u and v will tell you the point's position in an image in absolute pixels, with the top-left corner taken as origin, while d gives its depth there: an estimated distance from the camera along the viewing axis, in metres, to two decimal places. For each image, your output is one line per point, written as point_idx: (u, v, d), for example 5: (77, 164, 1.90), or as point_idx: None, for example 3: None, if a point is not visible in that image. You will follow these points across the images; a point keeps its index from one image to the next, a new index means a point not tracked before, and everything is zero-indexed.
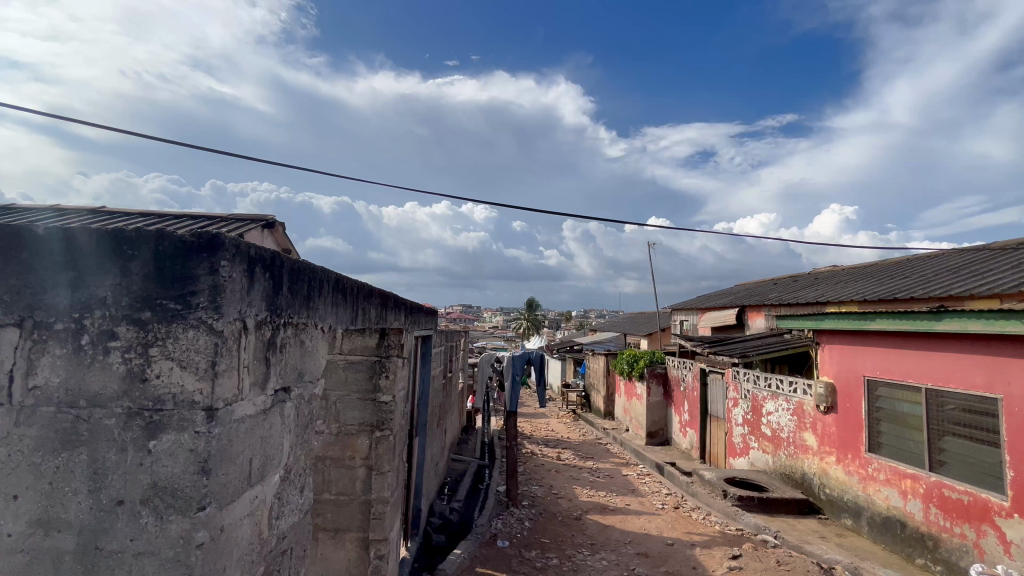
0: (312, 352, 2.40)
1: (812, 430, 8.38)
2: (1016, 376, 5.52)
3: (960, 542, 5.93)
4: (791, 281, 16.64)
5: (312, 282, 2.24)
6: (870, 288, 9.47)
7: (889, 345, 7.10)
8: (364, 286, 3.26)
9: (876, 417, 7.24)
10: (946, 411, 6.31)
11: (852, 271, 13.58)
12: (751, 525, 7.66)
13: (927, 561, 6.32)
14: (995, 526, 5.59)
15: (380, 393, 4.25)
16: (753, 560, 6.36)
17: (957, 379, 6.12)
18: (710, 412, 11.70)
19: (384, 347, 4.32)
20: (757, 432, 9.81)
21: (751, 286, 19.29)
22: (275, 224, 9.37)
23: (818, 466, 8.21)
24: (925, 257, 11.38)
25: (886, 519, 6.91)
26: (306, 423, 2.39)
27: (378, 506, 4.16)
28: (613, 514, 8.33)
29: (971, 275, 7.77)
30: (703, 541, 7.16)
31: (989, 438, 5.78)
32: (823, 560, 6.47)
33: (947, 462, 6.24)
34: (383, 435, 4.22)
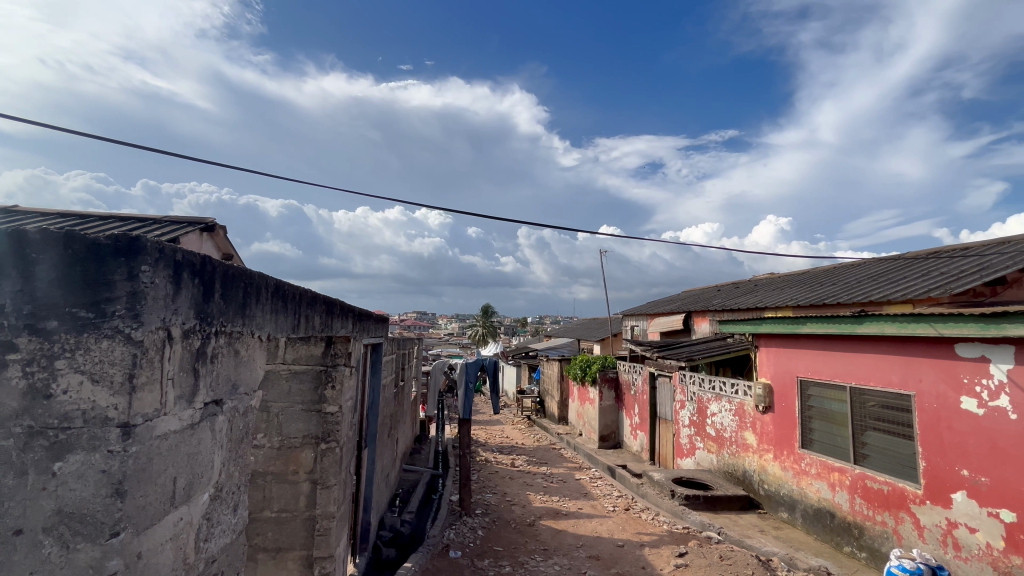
0: (248, 361, 2.27)
1: (752, 429, 8.83)
2: (925, 374, 6.05)
3: (882, 529, 6.41)
4: (733, 287, 17.60)
5: (248, 288, 2.12)
6: (803, 294, 10.18)
7: (819, 347, 7.60)
8: (306, 292, 3.13)
9: (808, 415, 7.73)
10: (868, 407, 6.83)
11: (787, 278, 14.52)
12: (697, 523, 7.94)
13: (853, 548, 6.77)
14: (911, 513, 6.09)
15: (326, 403, 4.09)
16: (697, 556, 6.59)
17: (878, 378, 6.63)
18: (659, 414, 12.09)
19: (330, 356, 4.13)
20: (702, 432, 10.23)
21: (697, 292, 20.21)
22: (215, 227, 8.89)
23: (758, 463, 8.66)
24: (849, 265, 12.38)
25: (817, 510, 7.37)
26: (240, 437, 2.25)
27: (324, 522, 3.97)
28: (566, 518, 8.40)
29: (889, 281, 8.51)
30: (652, 541, 7.36)
31: (905, 432, 6.29)
32: (762, 553, 6.80)
33: (869, 455, 6.75)
34: (328, 448, 4.05)
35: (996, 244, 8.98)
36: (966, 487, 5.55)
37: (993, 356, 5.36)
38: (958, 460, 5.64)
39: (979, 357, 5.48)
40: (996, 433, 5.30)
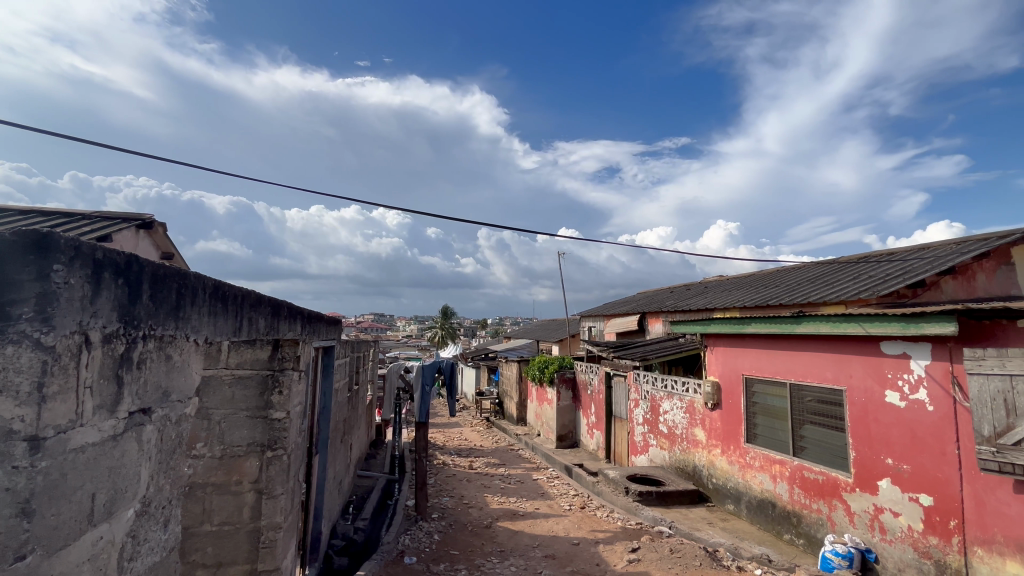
0: (181, 367, 2.13)
1: (702, 425, 9.18)
2: (855, 369, 6.49)
3: (817, 516, 6.82)
4: (685, 289, 18.28)
5: (182, 289, 2.00)
6: (748, 296, 10.71)
7: (762, 347, 7.99)
8: (249, 293, 2.99)
9: (752, 410, 8.12)
10: (805, 402, 7.25)
11: (735, 281, 15.24)
12: (649, 518, 8.17)
13: (792, 536, 7.17)
14: (842, 500, 6.51)
15: (272, 409, 3.92)
16: (649, 551, 6.77)
17: (814, 375, 7.06)
18: (614, 413, 12.37)
19: (278, 360, 3.96)
20: (655, 430, 10.54)
21: (651, 294, 20.85)
22: (153, 224, 8.34)
23: (706, 458, 9.02)
24: (790, 269, 13.14)
25: (760, 501, 7.76)
26: (172, 449, 2.12)
27: (269, 534, 3.81)
28: (523, 519, 8.44)
29: (825, 284, 9.09)
30: (606, 538, 7.51)
31: (838, 424, 6.73)
32: (709, 544, 7.09)
33: (806, 447, 7.16)
34: (275, 456, 3.89)
35: (917, 250, 9.78)
36: (890, 475, 5.99)
37: (913, 353, 5.81)
38: (883, 450, 6.08)
39: (902, 354, 5.93)
40: (916, 424, 5.75)
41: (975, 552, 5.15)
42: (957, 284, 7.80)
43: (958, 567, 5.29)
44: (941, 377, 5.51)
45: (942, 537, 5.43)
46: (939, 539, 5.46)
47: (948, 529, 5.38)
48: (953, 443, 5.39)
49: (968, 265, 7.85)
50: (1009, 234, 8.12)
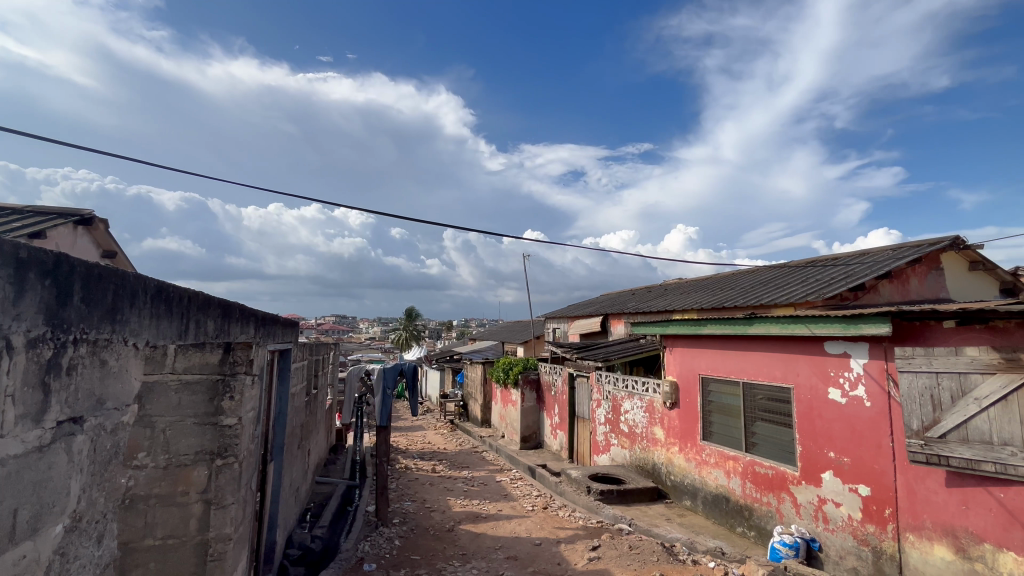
0: (118, 374, 2.02)
1: (661, 424, 9.43)
2: (802, 368, 6.83)
3: (767, 509, 7.14)
4: (646, 291, 18.75)
5: (120, 291, 1.89)
6: (706, 298, 11.10)
7: (717, 347, 8.30)
8: (197, 294, 2.87)
9: (708, 409, 8.42)
10: (756, 400, 7.58)
11: (694, 283, 15.76)
12: (610, 516, 8.32)
13: (744, 528, 7.47)
14: (790, 493, 6.84)
15: (222, 415, 3.75)
16: (609, 548, 6.90)
17: (765, 373, 7.39)
18: (577, 413, 12.53)
19: (229, 364, 3.80)
20: (616, 429, 10.75)
21: (614, 296, 21.28)
22: (93, 220, 7.85)
23: (665, 455, 9.27)
24: (744, 272, 13.70)
25: (715, 496, 8.05)
26: (108, 460, 2.00)
27: (218, 546, 3.64)
28: (486, 521, 8.43)
29: (776, 287, 9.53)
30: (568, 537, 7.60)
31: (786, 421, 7.07)
32: (667, 539, 7.30)
33: (757, 443, 7.49)
34: (225, 463, 3.73)
35: (858, 256, 10.41)
36: (832, 468, 6.34)
37: (853, 352, 6.18)
38: (826, 444, 6.43)
39: (843, 353, 6.29)
40: (855, 419, 6.12)
41: (906, 537, 5.52)
42: (893, 287, 8.35)
43: (892, 552, 5.66)
44: (877, 374, 5.89)
45: (878, 524, 5.79)
46: (875, 527, 5.82)
47: (883, 517, 5.74)
48: (888, 436, 5.76)
49: (902, 270, 8.43)
50: (938, 241, 8.75)
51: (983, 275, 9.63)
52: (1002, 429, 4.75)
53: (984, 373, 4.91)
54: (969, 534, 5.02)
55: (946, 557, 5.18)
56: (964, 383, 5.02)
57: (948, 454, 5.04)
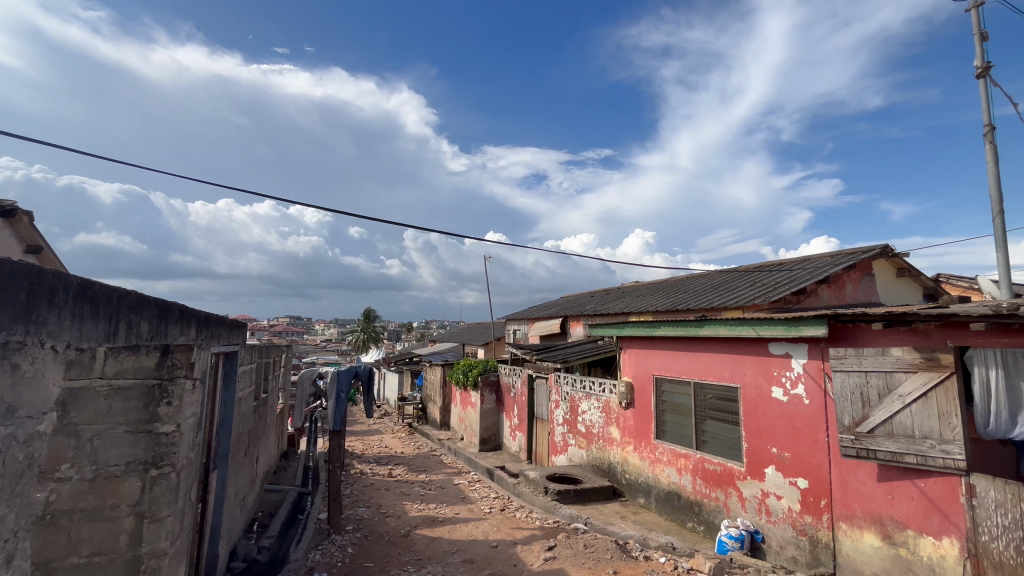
0: (33, 379, 1.87)
1: (616, 424, 9.64)
2: (748, 368, 7.16)
3: (715, 504, 7.43)
4: (605, 293, 19.15)
5: (36, 289, 1.76)
6: (661, 300, 11.46)
7: (670, 348, 8.56)
8: (128, 294, 2.68)
9: (661, 408, 8.68)
10: (706, 399, 7.88)
11: (650, 286, 16.24)
12: (566, 516, 8.43)
13: (694, 523, 7.74)
14: (736, 488, 7.15)
15: (158, 423, 3.53)
16: (564, 548, 6.98)
17: (714, 373, 7.69)
18: (536, 414, 12.62)
19: (167, 367, 3.57)
20: (574, 430, 10.91)
21: (573, 298, 21.61)
22: (14, 212, 7.22)
23: (621, 454, 9.48)
24: (697, 276, 14.24)
25: (667, 492, 8.30)
26: (21, 472, 1.86)
27: (152, 562, 3.43)
28: (442, 525, 8.34)
29: (726, 291, 9.96)
30: (524, 538, 7.64)
31: (733, 418, 7.38)
32: (620, 537, 7.46)
33: (707, 441, 7.78)
34: (161, 474, 3.52)
35: (800, 261, 11.03)
36: (774, 462, 6.67)
37: (794, 353, 6.53)
38: (769, 440, 6.77)
39: (785, 354, 6.64)
40: (795, 416, 6.46)
41: (840, 526, 5.88)
42: (831, 292, 8.90)
43: (827, 541, 6.01)
44: (815, 373, 6.25)
45: (815, 515, 6.14)
46: (812, 517, 6.16)
47: (820, 508, 6.09)
48: (824, 431, 6.12)
49: (839, 276, 8.99)
50: (871, 249, 9.41)
51: (910, 281, 10.42)
52: (923, 423, 5.16)
53: (908, 371, 5.31)
54: (895, 521, 5.40)
55: (875, 544, 5.55)
56: (891, 381, 5.42)
57: (877, 448, 5.42)
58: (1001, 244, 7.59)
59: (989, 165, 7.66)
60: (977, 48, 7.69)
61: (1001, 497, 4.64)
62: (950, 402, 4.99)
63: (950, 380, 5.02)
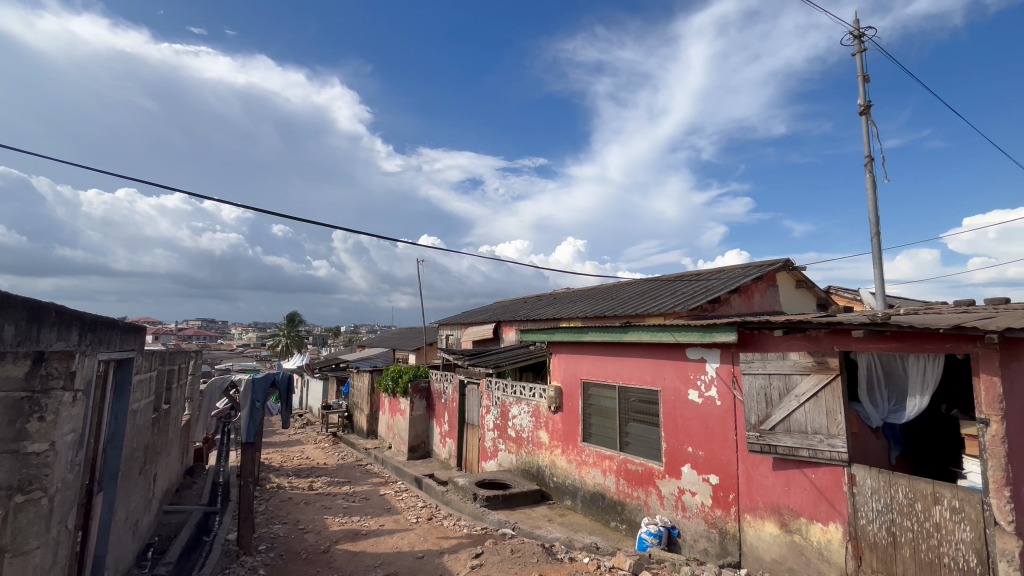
0: None
1: (545, 428, 9.80)
2: (667, 372, 7.56)
3: (637, 502, 7.76)
4: (537, 299, 19.49)
5: None
6: (590, 307, 11.87)
7: (597, 353, 8.84)
8: None
9: (588, 412, 8.94)
10: (629, 402, 8.22)
11: (580, 293, 16.75)
12: (494, 522, 8.40)
13: (617, 523, 8.04)
14: (656, 486, 7.51)
15: (27, 441, 3.05)
16: (491, 554, 6.94)
17: (637, 377, 8.05)
18: (467, 421, 12.52)
19: (40, 379, 3.10)
20: (504, 435, 10.94)
21: (506, 303, 21.77)
22: None
23: (549, 458, 9.65)
24: (623, 284, 14.88)
25: (592, 493, 8.55)
26: None
27: None
28: (365, 538, 8.00)
29: (650, 298, 10.50)
30: (451, 547, 7.52)
31: (654, 420, 7.76)
32: (547, 540, 7.57)
33: (629, 442, 8.12)
34: (29, 500, 3.06)
35: (715, 272, 11.91)
36: (689, 461, 7.09)
37: (708, 357, 6.99)
38: (685, 440, 7.19)
39: (700, 358, 7.09)
40: (709, 416, 6.91)
41: (745, 518, 6.36)
42: (741, 301, 9.68)
43: (733, 532, 6.48)
44: (726, 376, 6.73)
45: (724, 508, 6.60)
46: (722, 510, 6.62)
47: (728, 502, 6.55)
48: (733, 430, 6.60)
49: (748, 286, 9.79)
50: (774, 262, 10.37)
51: (806, 292, 11.59)
52: (814, 420, 5.73)
53: (803, 373, 5.88)
54: (790, 511, 5.92)
55: (773, 532, 6.06)
56: (789, 383, 5.96)
57: (776, 443, 5.98)
58: (878, 261, 8.65)
59: (869, 191, 8.73)
60: (860, 88, 8.76)
61: (875, 484, 5.25)
62: (836, 401, 5.59)
63: (836, 380, 5.62)
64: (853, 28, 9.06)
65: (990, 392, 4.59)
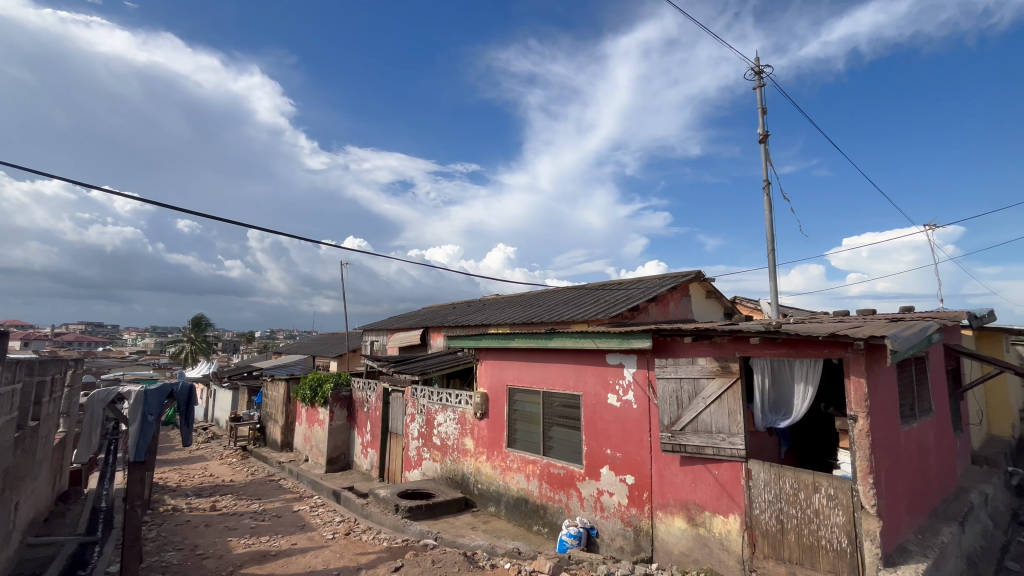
0: None
1: (471, 435, 9.76)
2: (589, 377, 7.84)
3: (559, 505, 7.94)
4: (467, 305, 19.42)
5: None
6: (518, 313, 12.03)
7: (523, 359, 8.96)
8: None
9: (513, 417, 9.02)
10: (552, 407, 8.41)
11: (509, 300, 16.93)
12: (416, 533, 8.19)
13: (540, 527, 8.18)
14: (577, 488, 7.74)
15: None
16: (412, 566, 6.75)
17: (560, 383, 8.26)
18: (390, 429, 12.14)
19: None
20: (429, 443, 10.75)
21: (435, 309, 21.48)
22: None
23: (474, 465, 9.60)
24: (551, 291, 15.24)
25: (516, 499, 8.63)
26: None
27: None
28: (274, 560, 7.45)
29: (576, 306, 10.86)
30: (369, 562, 7.23)
31: (576, 424, 8.00)
32: (469, 548, 7.53)
33: (552, 446, 8.30)
34: None
35: (635, 282, 12.58)
36: (608, 462, 7.38)
37: (626, 363, 7.35)
38: (604, 443, 7.48)
39: (619, 364, 7.43)
40: (626, 419, 7.25)
41: (657, 515, 6.73)
42: (657, 309, 10.29)
43: (647, 529, 6.83)
44: (642, 381, 7.10)
45: (639, 506, 6.94)
46: (637, 509, 6.96)
47: (643, 501, 6.90)
48: (647, 432, 6.98)
49: (664, 295, 10.44)
50: (688, 273, 11.14)
51: (715, 302, 12.57)
52: (717, 420, 6.21)
53: (709, 377, 6.37)
54: (696, 505, 6.35)
55: (681, 527, 6.47)
56: (697, 386, 6.44)
57: (685, 442, 6.41)
58: (774, 275, 9.61)
59: (766, 211, 9.69)
60: (759, 119, 9.73)
61: (767, 477, 5.78)
62: (736, 402, 6.10)
63: (736, 383, 6.14)
64: (753, 65, 10.05)
65: (857, 392, 5.26)
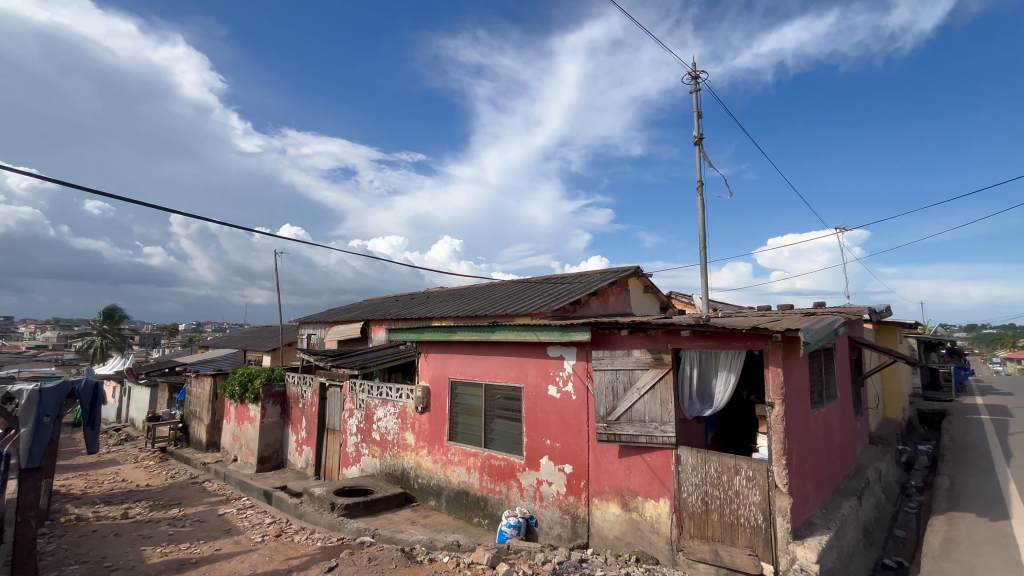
0: None
1: (411, 429, 9.61)
2: (530, 369, 7.93)
3: (499, 496, 8.01)
4: (410, 298, 19.05)
5: None
6: (462, 306, 11.95)
7: (465, 353, 8.92)
8: None
9: (455, 410, 8.97)
10: (494, 400, 8.44)
11: (453, 293, 16.76)
12: (352, 531, 7.97)
13: (480, 518, 8.21)
14: (517, 479, 7.83)
15: None
16: (347, 565, 6.57)
17: (502, 375, 8.30)
18: (327, 426, 11.71)
19: None
20: (367, 438, 10.47)
21: (377, 301, 20.89)
22: None
23: (414, 460, 9.46)
24: (495, 285, 15.23)
25: (457, 492, 8.61)
26: None
27: None
28: (194, 567, 6.98)
29: (519, 299, 10.93)
30: (301, 563, 6.95)
31: (517, 416, 8.08)
32: (408, 544, 7.43)
33: (494, 439, 8.34)
34: None
35: (577, 276, 12.85)
36: (547, 453, 7.52)
37: (566, 355, 7.49)
38: (544, 434, 7.61)
39: (559, 356, 7.56)
40: (565, 410, 7.41)
41: (593, 501, 6.96)
42: (597, 303, 10.56)
43: (583, 516, 7.05)
44: (581, 373, 7.28)
45: (576, 495, 7.14)
46: (574, 496, 7.16)
47: (580, 489, 7.10)
48: (585, 422, 7.17)
49: (604, 289, 10.75)
50: (627, 268, 11.52)
51: (652, 296, 13.09)
52: (650, 409, 6.49)
53: (643, 369, 6.63)
54: (630, 491, 6.63)
55: (616, 512, 6.73)
56: (632, 377, 6.69)
57: (621, 431, 6.66)
58: (705, 271, 10.16)
59: (699, 211, 10.20)
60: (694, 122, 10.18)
61: (694, 462, 6.12)
62: (667, 392, 6.40)
63: (668, 374, 6.44)
64: (690, 70, 10.49)
65: (774, 380, 5.68)
